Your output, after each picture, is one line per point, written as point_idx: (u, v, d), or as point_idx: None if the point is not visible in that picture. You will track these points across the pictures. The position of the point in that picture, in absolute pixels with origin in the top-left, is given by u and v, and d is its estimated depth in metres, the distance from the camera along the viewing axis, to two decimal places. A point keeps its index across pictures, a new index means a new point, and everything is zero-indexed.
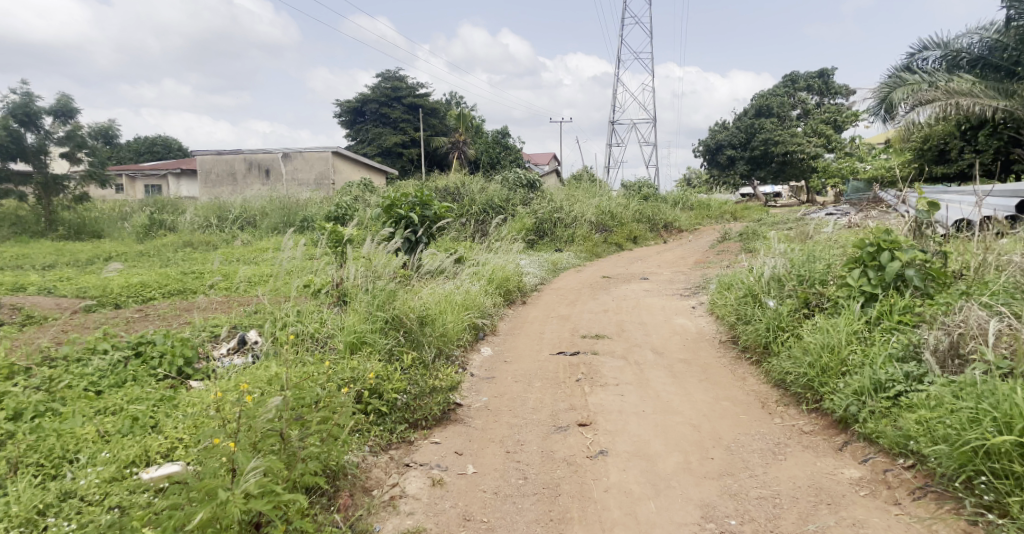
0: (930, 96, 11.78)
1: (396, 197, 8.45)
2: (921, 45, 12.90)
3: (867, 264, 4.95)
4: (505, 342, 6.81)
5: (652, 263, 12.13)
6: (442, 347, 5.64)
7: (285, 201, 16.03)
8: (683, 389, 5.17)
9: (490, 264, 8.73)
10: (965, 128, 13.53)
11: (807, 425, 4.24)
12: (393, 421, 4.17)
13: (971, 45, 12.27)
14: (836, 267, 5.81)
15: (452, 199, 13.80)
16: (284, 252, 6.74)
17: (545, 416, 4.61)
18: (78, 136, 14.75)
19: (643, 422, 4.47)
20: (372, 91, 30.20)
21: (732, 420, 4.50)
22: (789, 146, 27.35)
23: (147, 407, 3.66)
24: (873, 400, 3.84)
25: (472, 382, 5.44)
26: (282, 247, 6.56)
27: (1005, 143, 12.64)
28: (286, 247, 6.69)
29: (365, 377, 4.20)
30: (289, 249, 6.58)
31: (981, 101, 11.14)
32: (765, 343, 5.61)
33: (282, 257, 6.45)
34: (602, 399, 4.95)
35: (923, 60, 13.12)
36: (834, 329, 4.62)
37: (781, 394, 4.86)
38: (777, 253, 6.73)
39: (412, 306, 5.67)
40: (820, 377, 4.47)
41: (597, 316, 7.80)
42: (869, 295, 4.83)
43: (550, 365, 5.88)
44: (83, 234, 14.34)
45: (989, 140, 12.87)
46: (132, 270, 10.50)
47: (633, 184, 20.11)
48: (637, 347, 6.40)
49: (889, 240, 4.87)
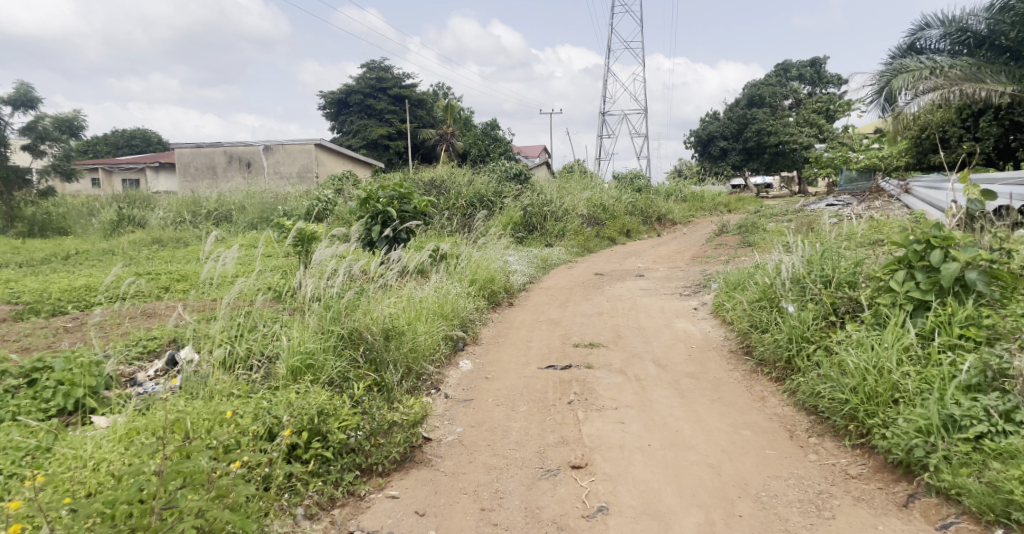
0: (932, 83, 10.89)
1: (371, 189, 7.51)
2: (922, 23, 12.17)
3: (914, 265, 4.11)
4: (487, 353, 5.96)
5: (647, 258, 11.33)
6: (410, 366, 4.81)
7: (262, 195, 15.09)
8: (695, 413, 4.36)
9: (474, 264, 7.87)
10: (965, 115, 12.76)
11: (854, 467, 3.44)
12: (339, 469, 3.35)
13: (977, 24, 11.41)
14: (867, 267, 5.00)
15: (436, 192, 12.91)
16: (221, 257, 5.63)
17: (531, 454, 3.79)
18: (40, 127, 13.75)
19: (651, 461, 3.66)
20: (356, 81, 29.13)
21: (757, 458, 3.70)
22: (781, 137, 26.64)
23: (4, 466, 2.83)
24: (947, 442, 3.07)
25: (447, 408, 4.60)
26: (208, 249, 5.37)
27: (1006, 128, 12.00)
28: (226, 251, 5.54)
29: (302, 412, 3.35)
30: (232, 252, 5.43)
31: (988, 86, 10.30)
32: (787, 358, 4.80)
33: (207, 264, 5.26)
34: (599, 429, 4.13)
35: (925, 40, 12.43)
36: (880, 346, 3.82)
37: (812, 421, 4.06)
38: (794, 248, 5.88)
39: (376, 317, 4.81)
40: (866, 406, 3.66)
41: (590, 320, 6.97)
42: (918, 302, 4.01)
43: (537, 383, 5.04)
44: (46, 231, 13.33)
45: (991, 126, 12.17)
46: (87, 271, 9.58)
47: (626, 176, 19.34)
48: (637, 358, 5.58)
49: (940, 235, 4.01)
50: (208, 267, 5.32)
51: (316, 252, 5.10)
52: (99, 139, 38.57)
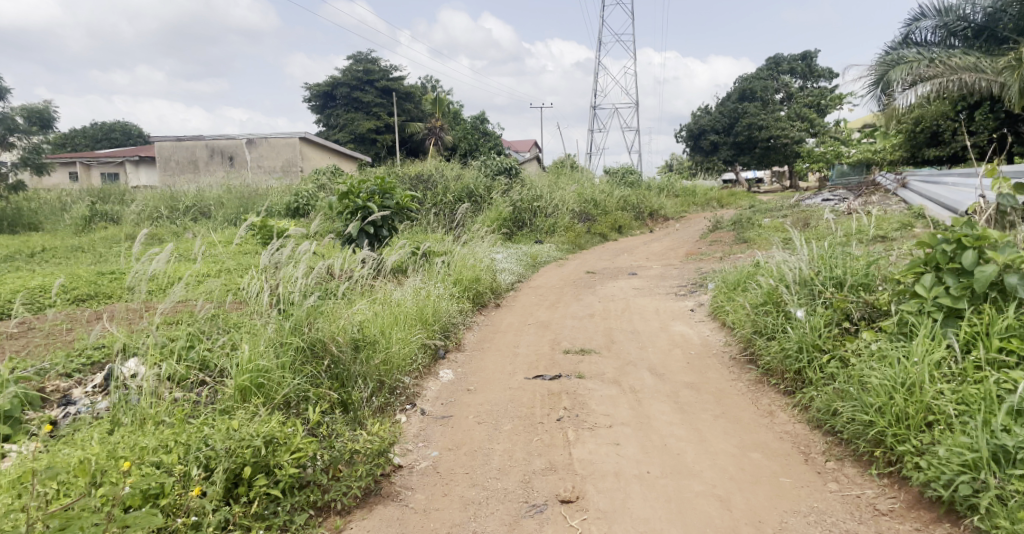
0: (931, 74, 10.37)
1: (352, 183, 7.04)
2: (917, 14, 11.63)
3: (943, 267, 3.64)
4: (469, 361, 5.48)
5: (640, 255, 10.90)
6: (381, 380, 4.35)
7: (243, 191, 14.52)
8: (697, 431, 3.92)
9: (457, 263, 7.38)
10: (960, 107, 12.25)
11: (884, 501, 3.05)
12: (290, 509, 2.88)
13: (973, 14, 10.97)
14: (884, 270, 4.54)
15: (422, 187, 12.40)
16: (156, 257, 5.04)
17: (514, 485, 3.36)
18: (9, 119, 13.08)
19: (651, 493, 3.25)
20: (342, 73, 28.48)
21: (770, 487, 3.26)
22: (773, 131, 26.21)
23: None
24: (998, 480, 2.69)
25: (421, 428, 4.13)
26: (137, 248, 4.77)
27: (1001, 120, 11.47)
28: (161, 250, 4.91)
29: (247, 443, 2.86)
30: (168, 253, 4.83)
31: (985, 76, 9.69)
32: (797, 369, 4.34)
33: (139, 265, 4.67)
34: (591, 451, 3.69)
35: (919, 32, 11.87)
36: (909, 361, 3.38)
37: (827, 442, 3.62)
38: (800, 245, 5.40)
39: (344, 325, 4.32)
40: (895, 429, 3.22)
41: (581, 323, 6.49)
42: (949, 309, 3.55)
43: (523, 396, 4.56)
44: (16, 226, 12.69)
45: (986, 118, 11.64)
46: (52, 269, 9.01)
47: (617, 170, 18.97)
48: (632, 365, 5.14)
49: (974, 234, 3.52)
50: (141, 268, 4.73)
51: (266, 253, 4.46)
52: (78, 132, 37.65)
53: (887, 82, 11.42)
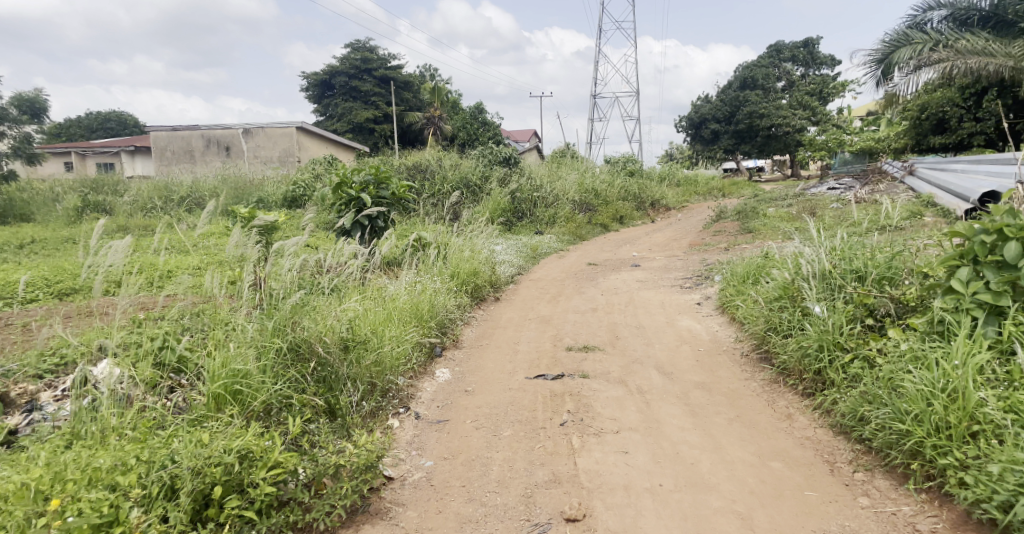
0: (937, 57, 9.93)
1: (344, 173, 6.69)
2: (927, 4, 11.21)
3: (981, 262, 3.34)
4: (467, 358, 5.18)
5: (643, 246, 10.60)
6: (371, 382, 4.05)
7: (239, 182, 14.17)
8: (713, 437, 3.63)
9: (454, 254, 7.07)
10: (968, 93, 11.86)
11: (924, 521, 2.79)
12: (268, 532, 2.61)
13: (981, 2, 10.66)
14: (909, 263, 4.22)
15: (419, 176, 12.04)
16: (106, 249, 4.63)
17: (515, 500, 3.08)
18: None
19: (664, 509, 2.98)
20: (340, 62, 28.07)
21: (795, 503, 2.98)
22: (773, 119, 25.44)
23: None
24: None
25: (415, 434, 3.85)
26: (92, 243, 4.40)
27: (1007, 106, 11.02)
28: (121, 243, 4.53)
29: (218, 462, 2.57)
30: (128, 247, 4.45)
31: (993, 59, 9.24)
32: (817, 369, 4.04)
33: (99, 261, 4.31)
34: (599, 460, 3.41)
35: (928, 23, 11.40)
36: (948, 363, 3.08)
37: (854, 451, 3.33)
38: (816, 237, 5.07)
39: (330, 323, 4.00)
40: (933, 440, 2.94)
41: (584, 318, 6.20)
42: (990, 307, 3.27)
43: (524, 398, 4.27)
44: (6, 217, 12.30)
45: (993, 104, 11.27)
46: (40, 262, 8.68)
47: (618, 160, 18.61)
48: (638, 364, 4.84)
49: (1017, 225, 3.21)
50: (105, 264, 4.38)
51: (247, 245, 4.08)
52: (73, 122, 37.23)
53: (891, 63, 11.08)
